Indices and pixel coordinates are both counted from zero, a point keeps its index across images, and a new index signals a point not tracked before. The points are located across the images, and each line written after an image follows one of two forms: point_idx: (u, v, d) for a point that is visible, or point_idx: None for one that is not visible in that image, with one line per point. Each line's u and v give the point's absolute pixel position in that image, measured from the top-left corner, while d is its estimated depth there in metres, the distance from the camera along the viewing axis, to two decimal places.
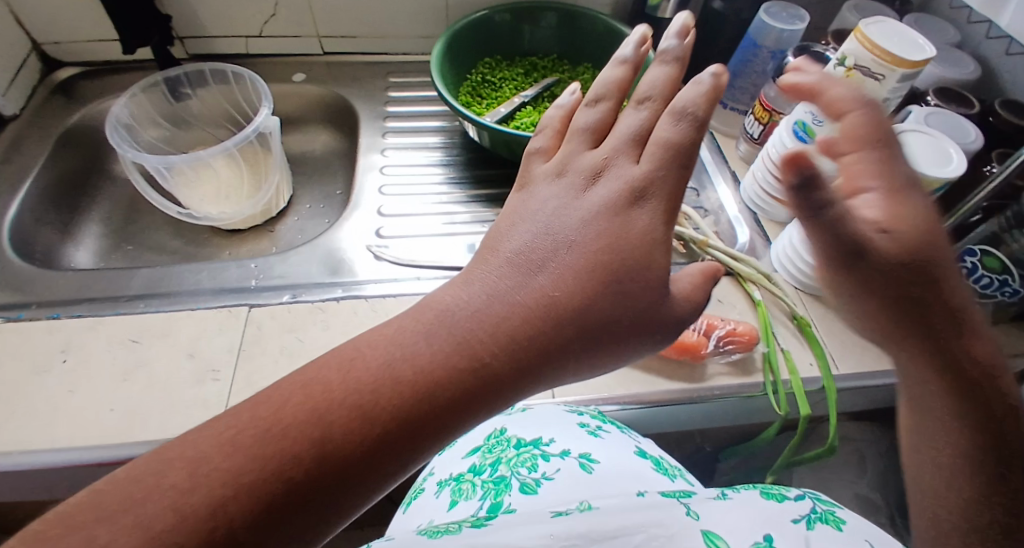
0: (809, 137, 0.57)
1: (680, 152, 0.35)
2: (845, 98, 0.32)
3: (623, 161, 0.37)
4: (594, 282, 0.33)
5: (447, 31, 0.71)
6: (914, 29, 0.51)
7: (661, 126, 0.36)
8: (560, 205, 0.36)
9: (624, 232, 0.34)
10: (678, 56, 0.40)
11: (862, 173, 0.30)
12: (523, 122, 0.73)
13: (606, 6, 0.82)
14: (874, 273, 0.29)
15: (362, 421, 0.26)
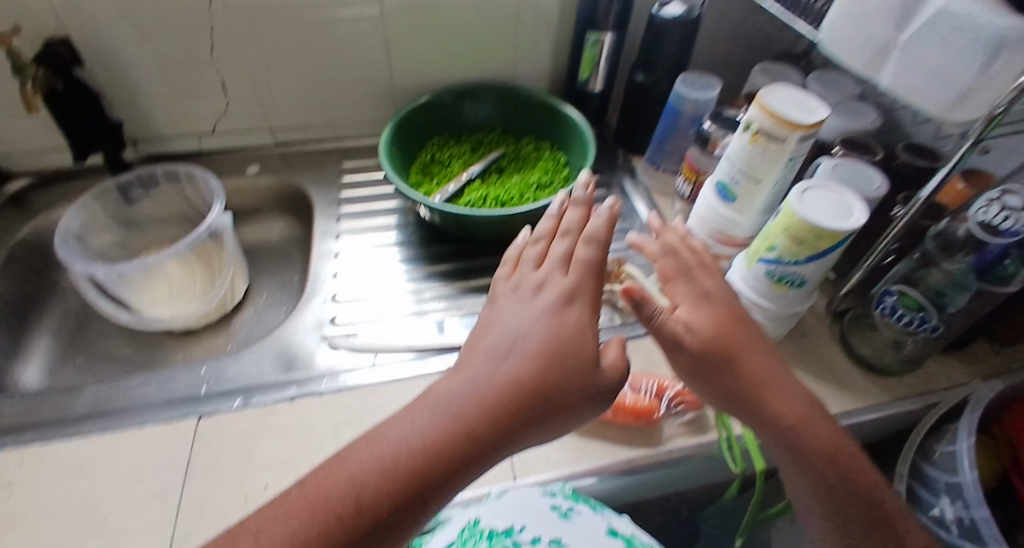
0: (731, 196, 0.63)
1: (596, 267, 0.42)
2: (664, 248, 0.52)
3: (557, 276, 0.42)
4: (568, 352, 0.36)
5: (393, 117, 0.75)
6: (809, 94, 0.56)
7: (581, 248, 0.43)
8: (519, 308, 0.40)
9: (567, 324, 0.38)
10: (584, 200, 0.48)
11: (681, 295, 0.48)
12: (471, 198, 0.76)
13: (542, 82, 0.88)
14: (699, 357, 0.46)
15: (374, 506, 0.30)
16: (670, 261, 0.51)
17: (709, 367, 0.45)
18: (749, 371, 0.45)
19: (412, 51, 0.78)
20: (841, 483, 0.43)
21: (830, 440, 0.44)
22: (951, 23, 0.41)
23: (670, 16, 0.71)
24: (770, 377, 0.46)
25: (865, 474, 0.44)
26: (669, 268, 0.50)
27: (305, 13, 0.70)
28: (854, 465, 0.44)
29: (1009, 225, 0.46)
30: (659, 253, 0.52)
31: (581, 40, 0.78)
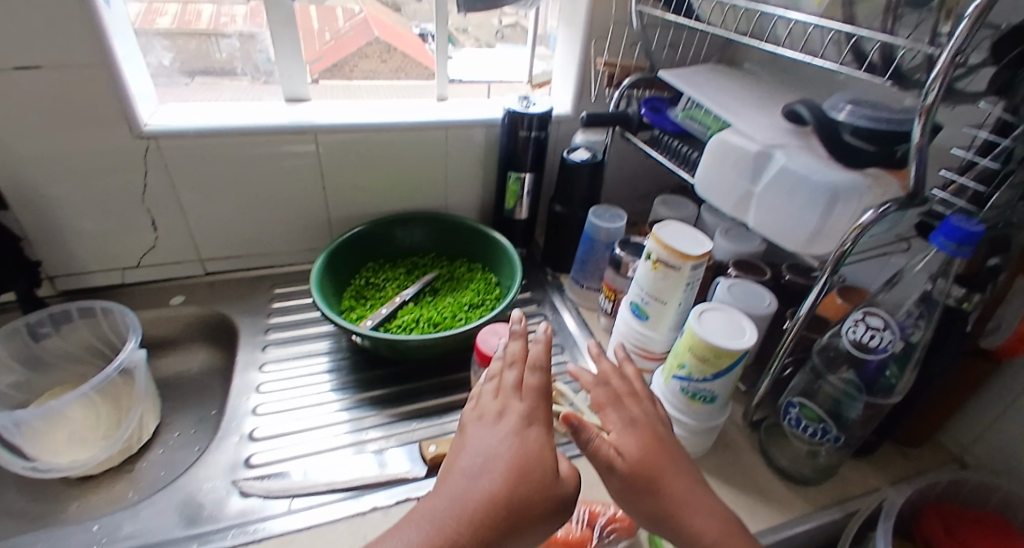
0: (644, 315, 0.68)
1: (542, 389, 0.45)
2: (595, 375, 0.54)
3: (512, 401, 0.44)
4: (532, 464, 0.40)
5: (325, 247, 0.78)
6: (695, 229, 0.64)
7: (528, 375, 0.45)
8: (482, 434, 0.42)
9: (525, 445, 0.41)
10: (513, 328, 0.50)
11: (613, 422, 0.50)
12: (403, 319, 0.76)
13: (473, 210, 0.96)
14: (632, 486, 0.46)
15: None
16: (602, 389, 0.53)
17: (640, 495, 0.46)
18: (676, 499, 0.47)
19: (346, 186, 0.84)
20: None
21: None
22: (795, 179, 0.50)
23: (579, 159, 0.82)
24: (695, 505, 0.47)
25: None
26: (602, 396, 0.52)
27: (240, 157, 0.76)
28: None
29: (876, 343, 0.52)
30: (592, 381, 0.54)
31: (503, 176, 0.87)
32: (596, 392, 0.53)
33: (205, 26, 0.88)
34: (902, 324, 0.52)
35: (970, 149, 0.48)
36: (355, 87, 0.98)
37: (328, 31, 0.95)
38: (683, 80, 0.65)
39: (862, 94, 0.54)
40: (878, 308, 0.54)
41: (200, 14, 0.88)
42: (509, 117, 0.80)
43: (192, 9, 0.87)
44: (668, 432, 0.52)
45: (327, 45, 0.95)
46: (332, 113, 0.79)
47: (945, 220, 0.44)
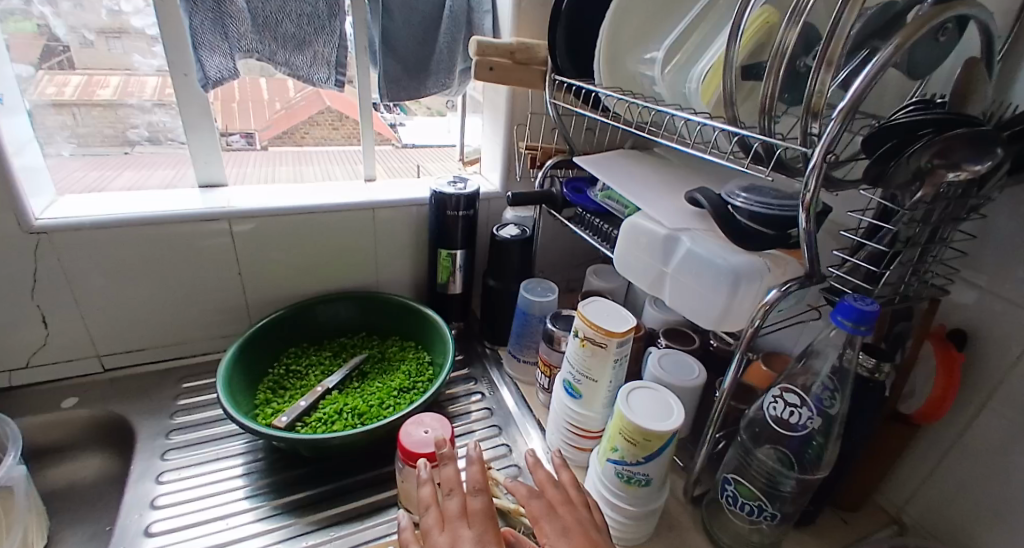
0: (577, 393, 0.65)
1: (489, 509, 0.47)
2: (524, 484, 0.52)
3: (463, 531, 0.45)
4: None
5: (238, 337, 0.73)
6: (620, 306, 0.65)
7: (471, 501, 0.48)
8: None
9: None
10: (444, 455, 0.53)
11: (547, 533, 0.47)
12: (324, 411, 0.70)
13: (406, 288, 0.94)
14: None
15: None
16: (537, 500, 0.51)
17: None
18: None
19: (268, 269, 0.81)
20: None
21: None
22: (701, 260, 0.52)
23: (508, 236, 0.83)
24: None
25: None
26: (536, 507, 0.50)
27: (149, 245, 0.72)
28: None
29: (796, 420, 0.53)
30: (526, 493, 0.52)
31: (433, 254, 0.87)
32: (530, 501, 0.51)
33: (151, 97, 0.84)
34: (815, 395, 0.53)
35: (859, 233, 0.52)
36: (304, 153, 1.06)
37: (278, 100, 1.02)
38: (593, 167, 0.68)
39: (754, 180, 0.59)
40: (794, 385, 0.54)
41: (143, 86, 0.83)
42: (436, 197, 0.81)
43: (137, 81, 0.82)
44: (605, 535, 0.49)
45: (278, 113, 1.04)
46: (254, 199, 0.79)
47: (842, 300, 0.47)
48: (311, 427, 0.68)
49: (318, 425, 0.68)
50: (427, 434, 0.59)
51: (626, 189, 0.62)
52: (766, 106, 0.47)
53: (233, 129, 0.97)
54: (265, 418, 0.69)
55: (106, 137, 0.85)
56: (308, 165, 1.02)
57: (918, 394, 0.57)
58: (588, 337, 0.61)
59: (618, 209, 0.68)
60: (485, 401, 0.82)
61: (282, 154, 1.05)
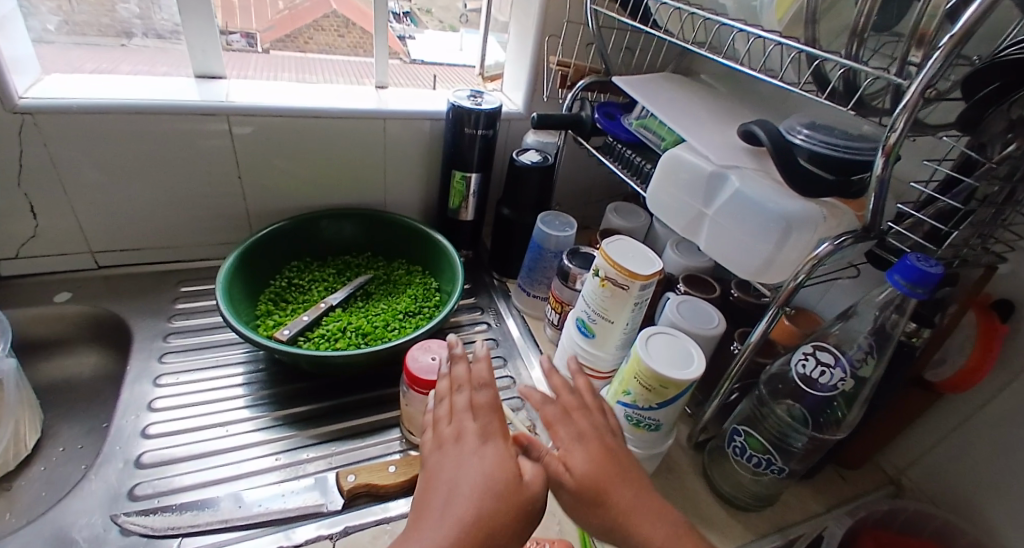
0: (590, 332, 0.63)
1: (495, 403, 0.44)
2: (534, 391, 0.49)
3: (468, 422, 0.42)
4: (505, 478, 0.38)
5: (237, 245, 0.69)
6: (645, 247, 0.60)
7: (478, 394, 0.44)
8: (450, 463, 0.39)
9: (493, 463, 0.39)
10: (454, 351, 0.48)
11: (561, 438, 0.45)
12: (327, 328, 0.68)
13: (415, 210, 0.89)
14: (581, 504, 0.42)
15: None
16: (551, 407, 0.49)
17: (589, 516, 0.42)
18: (621, 520, 0.42)
19: (268, 174, 0.76)
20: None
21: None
22: (750, 203, 0.47)
23: (529, 162, 0.77)
24: (648, 517, 0.42)
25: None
26: (550, 412, 0.48)
27: (142, 137, 0.67)
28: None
29: (826, 380, 0.50)
30: (540, 400, 0.49)
31: (446, 175, 0.81)
32: (544, 406, 0.48)
33: None
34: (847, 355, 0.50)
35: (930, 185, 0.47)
36: (308, 58, 0.97)
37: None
38: (634, 89, 0.62)
39: (815, 117, 0.53)
40: (828, 344, 0.51)
41: None
42: (453, 112, 0.74)
43: None
44: (619, 442, 0.47)
45: (281, 15, 0.94)
46: (255, 96, 0.72)
47: (902, 259, 0.43)
48: (313, 343, 0.66)
49: (321, 341, 0.66)
50: (434, 360, 0.57)
51: (668, 117, 0.56)
52: (858, 27, 0.40)
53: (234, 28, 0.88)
54: (266, 330, 0.67)
55: (103, 26, 0.79)
56: (311, 69, 0.93)
57: (949, 362, 0.55)
58: (610, 276, 0.57)
59: (655, 139, 0.62)
60: (490, 331, 0.80)
61: (283, 60, 0.94)
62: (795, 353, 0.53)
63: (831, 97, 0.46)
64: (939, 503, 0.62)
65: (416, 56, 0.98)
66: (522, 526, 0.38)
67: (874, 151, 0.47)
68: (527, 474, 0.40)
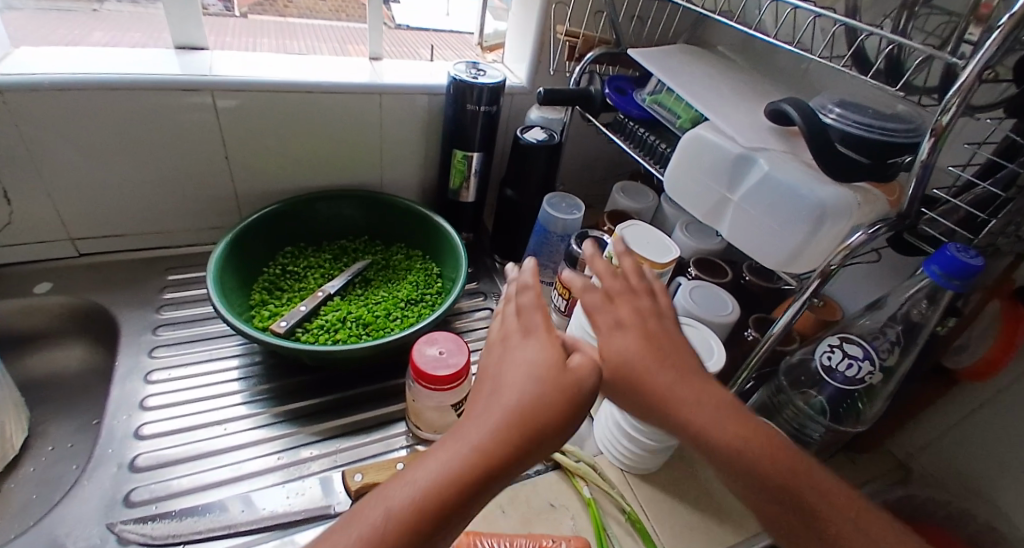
0: None
1: (537, 299, 0.40)
2: (576, 280, 0.46)
3: (514, 318, 0.40)
4: (550, 361, 0.35)
5: (227, 231, 0.65)
6: (661, 233, 0.58)
7: (523, 294, 0.41)
8: (497, 360, 0.37)
9: (538, 351, 0.36)
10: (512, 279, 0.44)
11: (602, 326, 0.42)
12: (326, 318, 0.65)
13: (413, 190, 0.85)
14: (630, 391, 0.39)
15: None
16: (593, 293, 0.45)
17: (638, 400, 0.39)
18: (675, 407, 0.38)
19: (258, 154, 0.71)
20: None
21: (804, 483, 0.36)
22: (782, 188, 0.45)
23: (534, 140, 0.73)
24: (708, 403, 0.38)
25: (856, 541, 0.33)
26: (591, 300, 0.44)
27: (119, 115, 0.61)
28: (839, 530, 0.34)
29: (853, 372, 0.48)
30: (582, 287, 0.46)
31: (447, 154, 0.77)
32: (589, 294, 0.45)
33: None
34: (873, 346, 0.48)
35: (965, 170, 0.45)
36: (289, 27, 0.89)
37: None
38: (652, 63, 0.58)
39: (843, 95, 0.50)
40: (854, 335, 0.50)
41: None
42: (454, 87, 0.69)
43: None
44: (670, 325, 0.43)
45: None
46: (241, 69, 0.67)
47: (941, 248, 0.41)
48: (312, 334, 0.63)
49: (320, 333, 0.63)
50: (441, 353, 0.55)
51: (689, 94, 0.53)
52: None
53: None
54: (261, 321, 0.64)
55: None
56: (296, 37, 0.86)
57: (970, 351, 0.54)
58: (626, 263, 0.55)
59: (669, 116, 0.59)
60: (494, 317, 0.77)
61: (264, 25, 0.89)
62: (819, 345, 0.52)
63: (871, 75, 0.43)
64: (948, 488, 0.62)
65: (400, 21, 0.90)
66: (579, 407, 0.34)
67: (913, 132, 0.44)
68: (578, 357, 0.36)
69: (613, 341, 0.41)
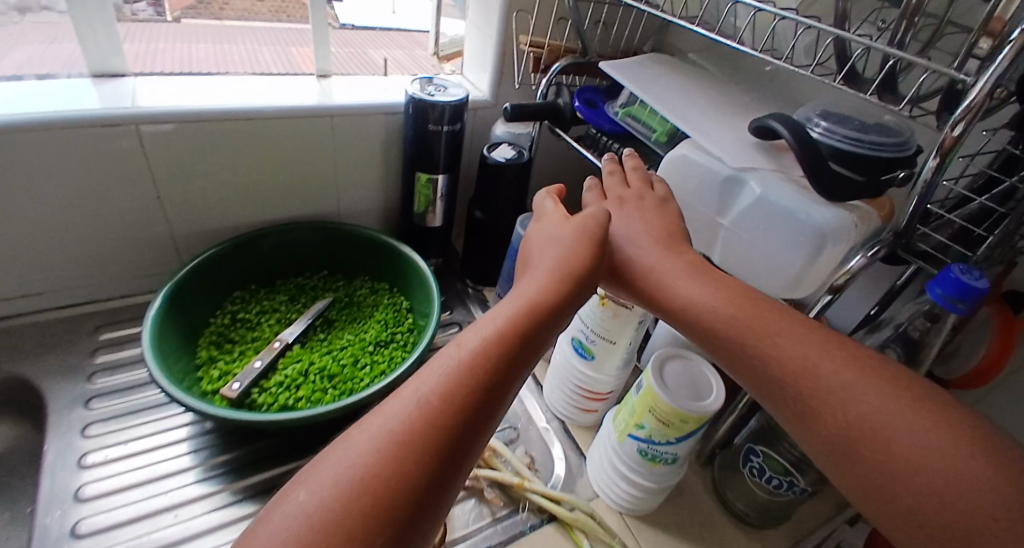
0: (589, 354, 0.57)
1: (556, 213, 0.47)
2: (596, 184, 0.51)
3: (543, 228, 0.47)
4: (568, 250, 0.41)
5: (161, 288, 0.58)
6: None
7: (548, 212, 0.48)
8: (532, 258, 0.43)
9: (559, 242, 0.42)
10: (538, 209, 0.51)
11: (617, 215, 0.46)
12: (285, 374, 0.59)
13: (375, 217, 0.79)
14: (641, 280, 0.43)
15: (407, 503, 0.26)
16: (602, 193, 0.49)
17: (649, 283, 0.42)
18: (670, 292, 0.40)
19: (196, 191, 0.64)
20: (829, 407, 0.32)
21: (778, 336, 0.35)
22: (776, 212, 0.42)
23: (502, 159, 0.68)
24: (704, 274, 0.40)
25: (845, 385, 0.32)
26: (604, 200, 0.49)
27: (27, 160, 0.53)
28: (827, 375, 0.33)
29: None
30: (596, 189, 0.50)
31: (409, 178, 0.71)
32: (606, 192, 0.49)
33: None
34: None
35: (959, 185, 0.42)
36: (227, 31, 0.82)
37: None
38: (624, 76, 0.54)
39: (829, 105, 0.46)
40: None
41: None
42: (414, 105, 0.63)
43: None
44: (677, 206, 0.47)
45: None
46: (170, 98, 0.59)
47: (944, 269, 0.38)
48: (270, 395, 0.57)
49: (279, 392, 0.57)
50: None
51: (667, 110, 0.49)
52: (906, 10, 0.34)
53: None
54: (211, 384, 0.58)
55: None
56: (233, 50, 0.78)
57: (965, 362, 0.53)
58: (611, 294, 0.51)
59: (644, 130, 0.56)
60: None
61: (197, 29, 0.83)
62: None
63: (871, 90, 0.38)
64: None
65: (343, 21, 0.86)
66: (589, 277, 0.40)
67: (901, 145, 0.40)
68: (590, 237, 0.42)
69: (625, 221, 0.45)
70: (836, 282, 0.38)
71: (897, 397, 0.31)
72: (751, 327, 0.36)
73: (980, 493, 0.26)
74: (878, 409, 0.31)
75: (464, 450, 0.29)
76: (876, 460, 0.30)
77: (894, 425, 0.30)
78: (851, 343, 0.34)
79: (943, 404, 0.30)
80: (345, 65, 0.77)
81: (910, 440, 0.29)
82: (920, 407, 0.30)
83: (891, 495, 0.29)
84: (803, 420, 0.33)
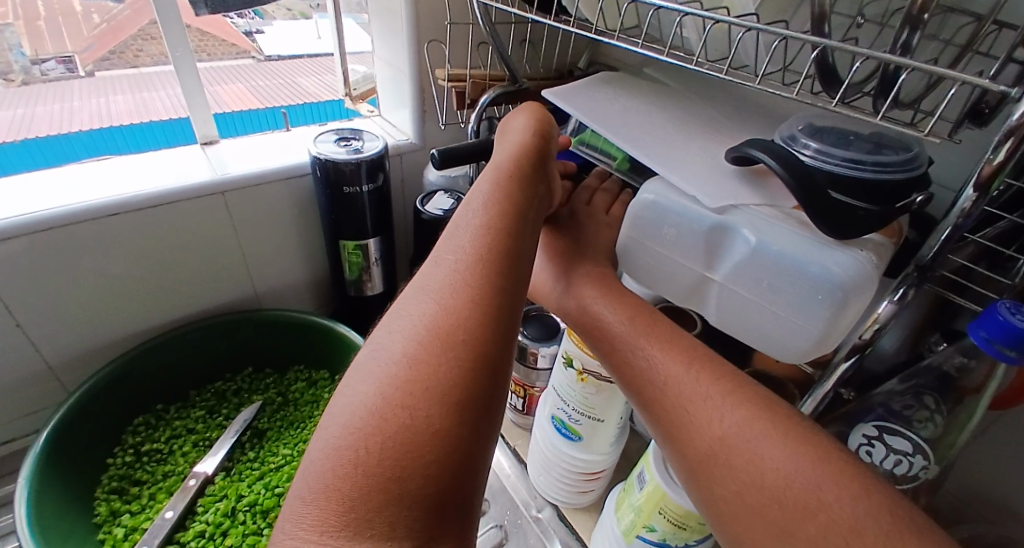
0: (574, 434, 0.48)
1: (516, 116, 0.42)
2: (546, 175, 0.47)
3: (510, 126, 0.42)
4: (538, 146, 0.38)
5: (32, 445, 0.46)
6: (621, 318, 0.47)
7: (511, 117, 0.43)
8: (501, 151, 0.38)
9: (532, 136, 0.39)
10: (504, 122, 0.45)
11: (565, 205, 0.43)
12: (206, 520, 0.49)
13: (302, 289, 0.68)
14: (568, 283, 0.37)
15: (472, 330, 0.24)
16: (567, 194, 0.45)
17: (574, 288, 0.36)
18: (584, 315, 0.35)
19: (74, 303, 0.52)
20: (705, 424, 0.26)
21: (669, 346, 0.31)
22: (777, 264, 0.34)
23: (439, 211, 0.58)
24: (607, 286, 0.35)
25: (709, 399, 0.27)
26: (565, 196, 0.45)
27: None
28: (689, 395, 0.28)
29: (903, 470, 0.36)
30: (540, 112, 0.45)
31: (332, 246, 0.61)
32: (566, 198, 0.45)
33: None
34: (914, 423, 0.36)
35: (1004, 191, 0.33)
36: (148, 78, 0.64)
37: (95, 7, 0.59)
38: (570, 100, 0.45)
39: (814, 117, 0.39)
40: (892, 421, 0.36)
41: None
42: (321, 165, 0.53)
43: None
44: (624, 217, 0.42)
45: (100, 28, 0.60)
46: (22, 201, 0.48)
47: (991, 308, 0.29)
48: None
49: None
50: None
51: (625, 140, 0.41)
52: (914, 7, 0.28)
53: (46, 53, 0.58)
54: None
55: None
56: (148, 109, 0.61)
57: None
58: (592, 371, 0.42)
59: (603, 161, 0.47)
60: None
61: (117, 81, 0.63)
62: (848, 433, 0.38)
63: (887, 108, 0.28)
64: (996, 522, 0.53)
65: (269, 52, 0.72)
66: (546, 172, 0.37)
67: (908, 163, 0.32)
68: (551, 142, 0.39)
69: (560, 232, 0.41)
70: (864, 337, 0.33)
71: (756, 417, 0.26)
72: (630, 333, 0.32)
73: (858, 521, 0.21)
74: (754, 417, 0.26)
75: (516, 284, 0.27)
76: (742, 479, 0.24)
77: (772, 432, 0.25)
78: (720, 365, 0.29)
79: (806, 426, 0.25)
80: (270, 97, 0.70)
81: (788, 448, 0.24)
82: (781, 426, 0.25)
83: (759, 523, 0.23)
84: (672, 435, 0.28)
